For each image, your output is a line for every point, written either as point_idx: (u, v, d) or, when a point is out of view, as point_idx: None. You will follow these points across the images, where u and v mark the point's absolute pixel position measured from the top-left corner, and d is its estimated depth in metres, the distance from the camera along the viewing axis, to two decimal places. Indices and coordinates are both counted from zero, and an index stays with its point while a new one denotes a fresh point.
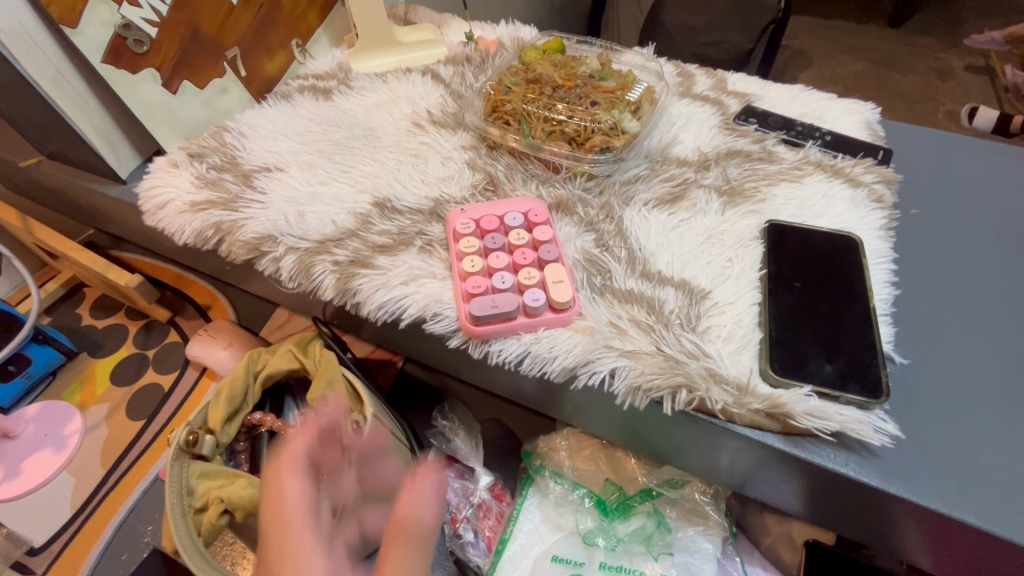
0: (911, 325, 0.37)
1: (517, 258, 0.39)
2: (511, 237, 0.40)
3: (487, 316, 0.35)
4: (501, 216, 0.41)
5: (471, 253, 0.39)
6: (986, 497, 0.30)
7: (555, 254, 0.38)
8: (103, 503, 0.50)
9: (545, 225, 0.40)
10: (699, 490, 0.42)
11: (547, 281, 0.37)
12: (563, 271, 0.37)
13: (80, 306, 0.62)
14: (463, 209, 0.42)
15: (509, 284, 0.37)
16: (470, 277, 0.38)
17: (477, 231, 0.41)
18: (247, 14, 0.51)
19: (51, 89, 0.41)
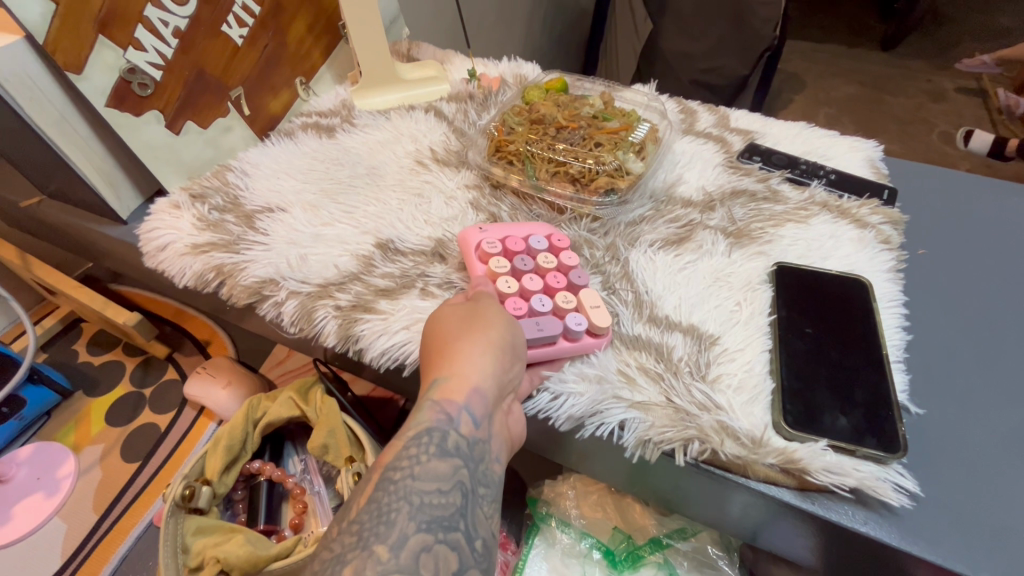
0: (925, 371, 0.37)
1: (551, 282, 0.38)
2: (539, 260, 0.39)
3: (532, 340, 0.34)
4: (525, 238, 0.41)
5: (503, 274, 0.38)
6: (1011, 557, 0.29)
7: (585, 279, 0.38)
8: (94, 552, 0.48)
9: (569, 251, 0.40)
10: (711, 543, 0.41)
11: (586, 304, 0.36)
12: (598, 296, 0.37)
13: (77, 342, 0.61)
14: (483, 227, 0.41)
15: (548, 307, 0.36)
16: (506, 299, 0.37)
17: (502, 252, 0.40)
18: (251, 55, 0.52)
19: (53, 133, 0.41)
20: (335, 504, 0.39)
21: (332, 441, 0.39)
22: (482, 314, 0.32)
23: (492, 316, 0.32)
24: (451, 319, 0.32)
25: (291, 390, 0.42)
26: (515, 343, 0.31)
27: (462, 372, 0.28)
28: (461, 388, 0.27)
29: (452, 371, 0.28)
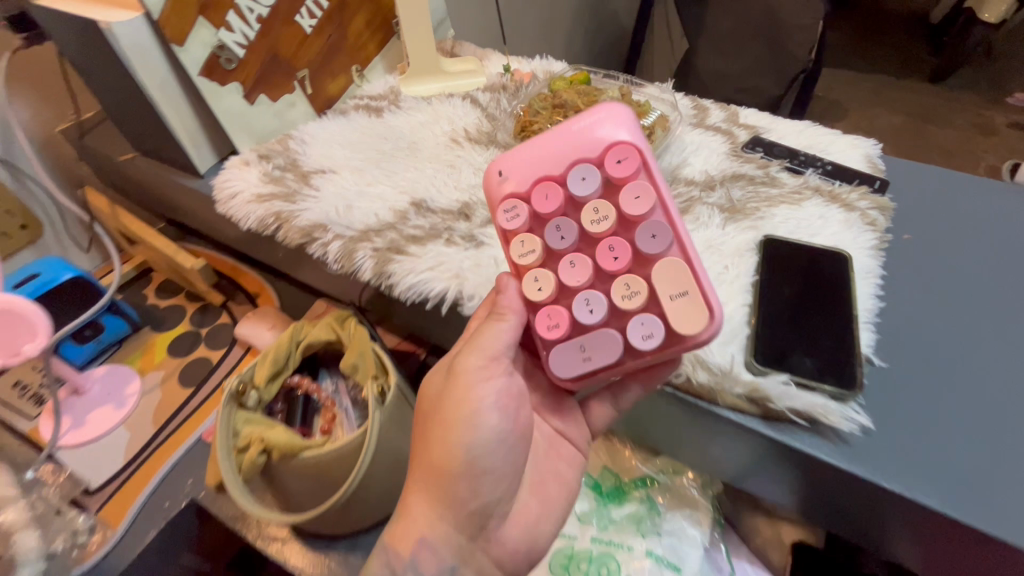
0: (894, 334, 0.40)
1: (602, 261, 0.35)
2: (586, 224, 0.36)
3: (586, 372, 0.36)
4: (565, 186, 0.37)
5: (533, 267, 0.37)
6: (949, 484, 0.32)
7: (659, 246, 0.34)
8: (152, 456, 0.55)
9: (631, 190, 0.35)
10: (689, 478, 0.45)
11: (660, 297, 0.34)
12: (679, 278, 0.33)
13: (147, 287, 0.70)
14: (503, 175, 0.38)
15: (600, 312, 0.35)
16: (542, 304, 0.36)
17: (531, 218, 0.37)
18: (318, 42, 0.60)
19: (155, 94, 0.50)
20: (360, 417, 0.46)
21: (361, 362, 0.45)
22: (443, 420, 0.36)
23: (452, 417, 0.35)
24: (421, 429, 0.37)
25: (329, 318, 0.48)
26: (469, 457, 0.35)
27: (409, 516, 0.35)
28: (405, 539, 0.35)
29: (404, 516, 0.36)
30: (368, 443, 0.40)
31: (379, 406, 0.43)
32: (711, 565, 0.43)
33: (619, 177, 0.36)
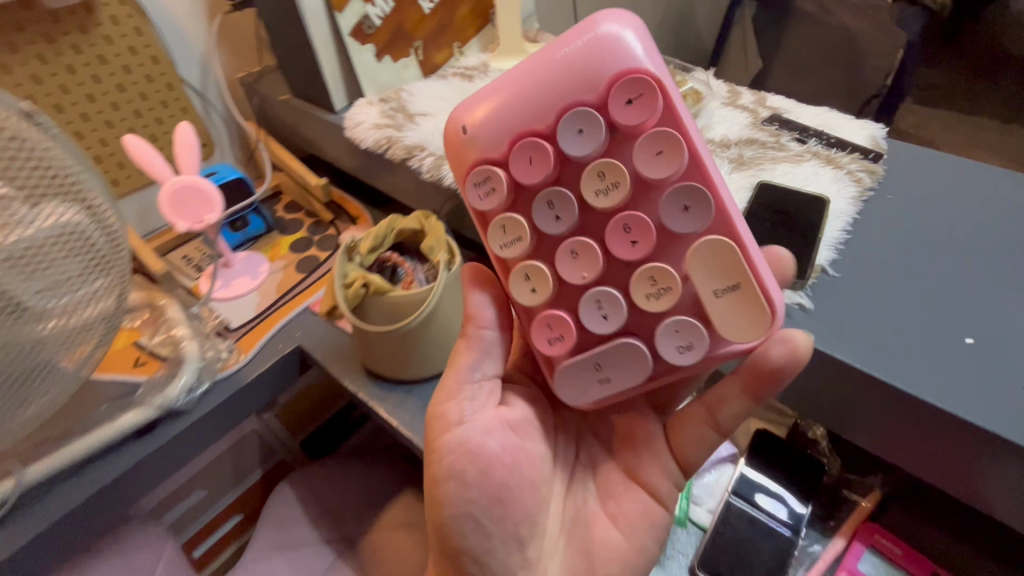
0: (851, 259, 0.50)
1: (615, 248, 0.44)
2: (594, 193, 0.43)
3: (625, 382, 0.44)
4: (559, 150, 0.43)
5: (525, 262, 0.45)
6: (861, 349, 0.44)
7: (682, 230, 0.42)
8: (274, 312, 0.74)
9: (642, 162, 0.42)
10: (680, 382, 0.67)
11: (706, 300, 0.42)
12: (721, 277, 0.41)
13: (276, 205, 0.90)
14: (474, 139, 0.46)
15: (616, 315, 0.43)
16: (552, 312, 0.45)
17: (512, 193, 0.45)
18: (432, 21, 0.78)
19: (317, 46, 0.69)
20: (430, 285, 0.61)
21: (437, 244, 0.61)
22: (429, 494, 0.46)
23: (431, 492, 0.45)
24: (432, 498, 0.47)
25: (418, 213, 0.64)
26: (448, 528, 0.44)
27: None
28: None
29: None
30: (435, 292, 0.56)
31: (446, 272, 0.58)
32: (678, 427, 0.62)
33: (626, 120, 0.42)
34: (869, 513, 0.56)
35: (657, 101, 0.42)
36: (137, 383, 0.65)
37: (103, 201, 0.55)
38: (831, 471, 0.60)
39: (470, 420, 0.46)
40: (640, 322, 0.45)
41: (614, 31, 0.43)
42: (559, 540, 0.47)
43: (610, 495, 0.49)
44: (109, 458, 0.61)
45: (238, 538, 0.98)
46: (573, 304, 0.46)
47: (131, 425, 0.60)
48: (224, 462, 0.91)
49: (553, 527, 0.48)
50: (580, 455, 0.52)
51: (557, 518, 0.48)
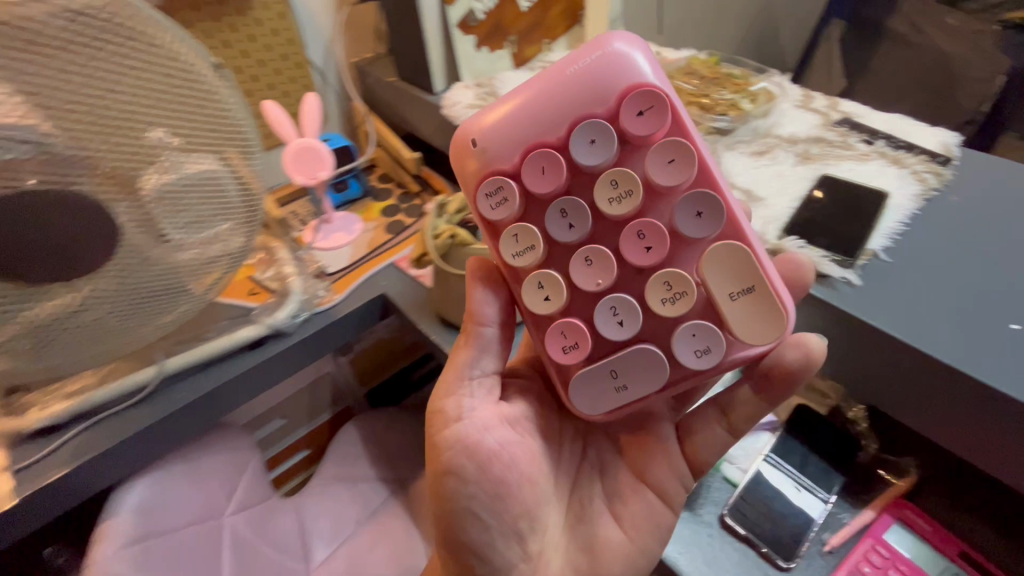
0: (907, 247, 0.53)
1: (629, 257, 0.48)
2: (609, 200, 0.48)
3: (640, 385, 0.48)
4: (572, 159, 0.48)
5: (538, 273, 0.49)
6: (904, 322, 0.47)
7: (695, 236, 0.47)
8: (366, 263, 0.84)
9: (654, 174, 0.47)
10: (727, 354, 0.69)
11: (721, 304, 0.46)
12: (735, 282, 0.46)
13: (372, 175, 1.01)
14: (485, 150, 0.50)
15: (632, 320, 0.48)
16: (569, 320, 0.49)
17: (524, 200, 0.50)
18: (528, 18, 0.87)
19: (428, 34, 0.80)
20: None
21: None
22: (432, 487, 0.51)
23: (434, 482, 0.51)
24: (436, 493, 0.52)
25: None
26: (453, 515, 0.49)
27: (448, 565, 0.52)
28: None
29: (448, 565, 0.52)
30: None
31: None
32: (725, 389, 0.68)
33: (636, 130, 0.47)
34: (903, 491, 0.59)
35: (666, 112, 0.47)
36: (251, 307, 0.77)
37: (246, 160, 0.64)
38: (867, 450, 0.61)
39: (471, 416, 0.51)
40: (657, 327, 0.49)
41: (621, 48, 0.48)
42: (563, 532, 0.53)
43: (619, 496, 0.54)
44: (227, 365, 0.73)
45: (304, 470, 1.09)
46: (584, 311, 0.50)
47: (248, 337, 0.72)
48: (302, 398, 1.03)
49: (553, 522, 0.53)
50: (589, 456, 0.56)
51: (557, 515, 0.53)
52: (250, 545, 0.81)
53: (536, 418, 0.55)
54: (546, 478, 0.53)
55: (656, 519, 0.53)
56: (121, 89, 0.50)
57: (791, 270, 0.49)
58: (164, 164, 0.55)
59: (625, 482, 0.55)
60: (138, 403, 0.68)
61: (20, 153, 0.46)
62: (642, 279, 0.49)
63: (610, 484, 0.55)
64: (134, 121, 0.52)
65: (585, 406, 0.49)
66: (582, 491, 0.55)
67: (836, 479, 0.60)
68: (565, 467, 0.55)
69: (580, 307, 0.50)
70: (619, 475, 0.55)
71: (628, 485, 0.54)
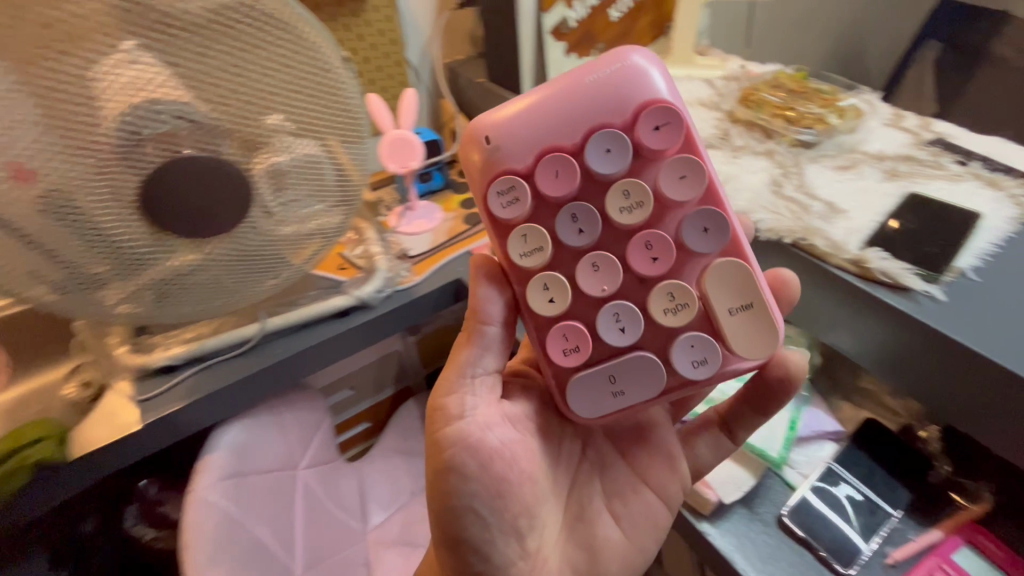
0: (998, 269, 0.52)
1: (635, 266, 0.51)
2: (620, 210, 0.50)
3: (637, 391, 0.51)
4: (586, 167, 0.50)
5: (544, 276, 0.51)
6: (989, 340, 0.47)
7: (699, 250, 0.50)
8: (444, 249, 0.90)
9: (664, 187, 0.50)
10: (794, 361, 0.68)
11: (719, 317, 0.50)
12: (733, 298, 0.50)
13: (453, 169, 1.08)
14: (500, 150, 0.51)
15: (633, 328, 0.51)
16: (571, 324, 0.52)
17: (535, 201, 0.51)
18: (617, 28, 0.91)
19: (522, 39, 0.85)
20: None
21: None
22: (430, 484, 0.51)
23: (434, 481, 0.50)
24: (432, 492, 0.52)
25: None
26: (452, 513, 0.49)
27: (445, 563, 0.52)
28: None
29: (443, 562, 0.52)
30: None
31: None
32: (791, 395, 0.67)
33: (650, 143, 0.50)
34: (976, 517, 0.58)
35: (679, 129, 0.49)
36: (340, 281, 0.84)
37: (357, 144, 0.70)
38: (938, 471, 0.61)
39: (474, 416, 0.51)
40: (655, 335, 0.52)
41: (640, 63, 0.51)
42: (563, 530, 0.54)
43: (619, 496, 0.56)
44: (316, 329, 0.80)
45: (364, 441, 1.17)
46: (585, 314, 0.52)
47: (337, 305, 0.80)
48: (370, 371, 1.10)
49: (552, 521, 0.54)
50: (589, 457, 0.58)
51: (557, 514, 0.54)
52: (319, 499, 0.88)
53: (537, 417, 0.56)
54: (547, 476, 0.54)
55: (653, 518, 0.57)
56: (256, 78, 0.57)
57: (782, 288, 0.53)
58: (277, 145, 0.63)
59: (627, 482, 0.57)
60: (240, 354, 0.76)
61: (173, 127, 0.54)
62: (644, 288, 0.52)
63: (610, 485, 0.57)
64: (259, 106, 0.59)
65: (584, 409, 0.51)
66: (584, 490, 0.56)
67: (901, 495, 0.61)
68: (565, 467, 0.56)
69: (582, 311, 0.52)
70: (619, 476, 0.57)
71: (630, 485, 0.57)
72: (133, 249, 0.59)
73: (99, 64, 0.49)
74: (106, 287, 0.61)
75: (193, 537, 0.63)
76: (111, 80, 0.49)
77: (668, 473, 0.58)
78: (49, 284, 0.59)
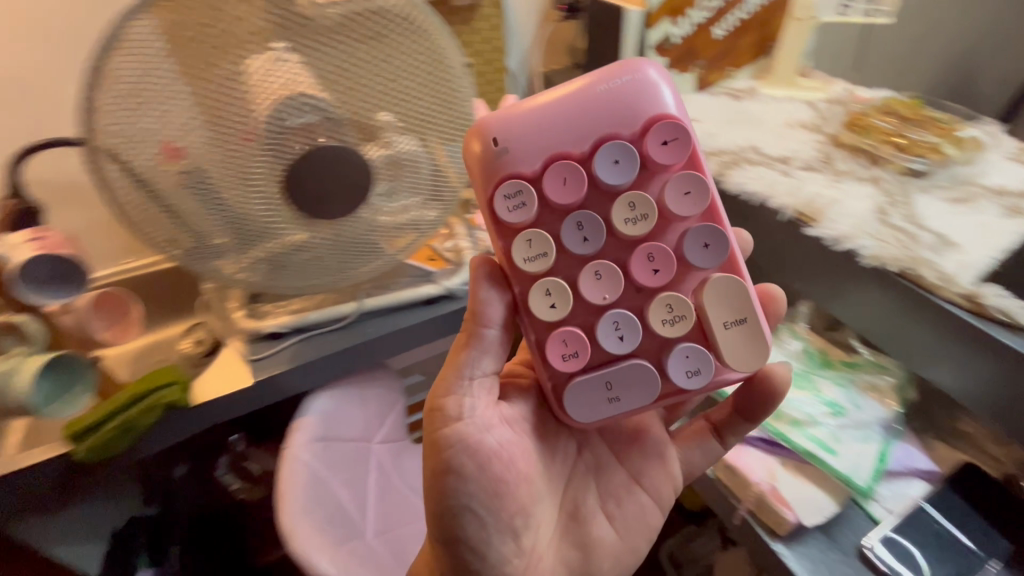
0: None
1: (635, 277, 0.52)
2: (627, 221, 0.51)
3: (632, 398, 0.52)
4: (593, 177, 0.51)
5: (548, 281, 0.52)
6: None
7: (697, 263, 0.52)
8: None
9: (668, 202, 0.52)
10: (887, 395, 0.66)
11: (712, 330, 0.52)
12: (729, 311, 0.52)
13: None
14: (509, 153, 0.51)
15: (631, 337, 0.52)
16: (570, 329, 0.53)
17: (541, 206, 0.52)
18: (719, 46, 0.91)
19: (624, 53, 0.87)
20: None
21: None
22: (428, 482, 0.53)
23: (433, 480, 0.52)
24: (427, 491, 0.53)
25: None
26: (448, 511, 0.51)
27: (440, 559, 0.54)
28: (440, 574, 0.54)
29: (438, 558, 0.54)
30: None
31: None
32: (883, 427, 0.64)
33: (659, 157, 0.51)
34: None
35: (687, 147, 0.51)
36: (430, 271, 0.89)
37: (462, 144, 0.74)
38: None
39: (473, 416, 0.52)
40: (651, 343, 0.54)
41: (651, 77, 0.52)
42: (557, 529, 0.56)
43: (613, 498, 0.58)
44: (404, 313, 0.86)
45: None
46: (584, 320, 0.54)
47: (427, 293, 0.86)
48: (442, 360, 1.16)
49: (546, 520, 0.56)
50: (585, 460, 0.59)
51: (552, 512, 0.56)
52: (389, 474, 0.94)
53: (533, 417, 0.57)
54: (543, 475, 0.56)
55: (645, 519, 0.59)
56: (377, 81, 0.64)
57: (769, 303, 0.57)
58: (383, 141, 0.69)
59: (621, 483, 0.59)
60: (336, 329, 0.83)
61: (312, 119, 0.61)
62: (642, 297, 0.54)
63: (604, 485, 0.59)
64: (375, 105, 0.66)
65: (579, 413, 0.53)
66: (579, 489, 0.58)
67: (1001, 544, 0.57)
68: (560, 467, 0.58)
69: (581, 317, 0.54)
70: (614, 478, 0.59)
71: (623, 486, 0.59)
72: (256, 223, 0.66)
73: (256, 59, 0.57)
74: (224, 257, 0.69)
75: (288, 487, 0.70)
76: (264, 75, 0.57)
77: (663, 479, 0.60)
78: (178, 250, 0.67)
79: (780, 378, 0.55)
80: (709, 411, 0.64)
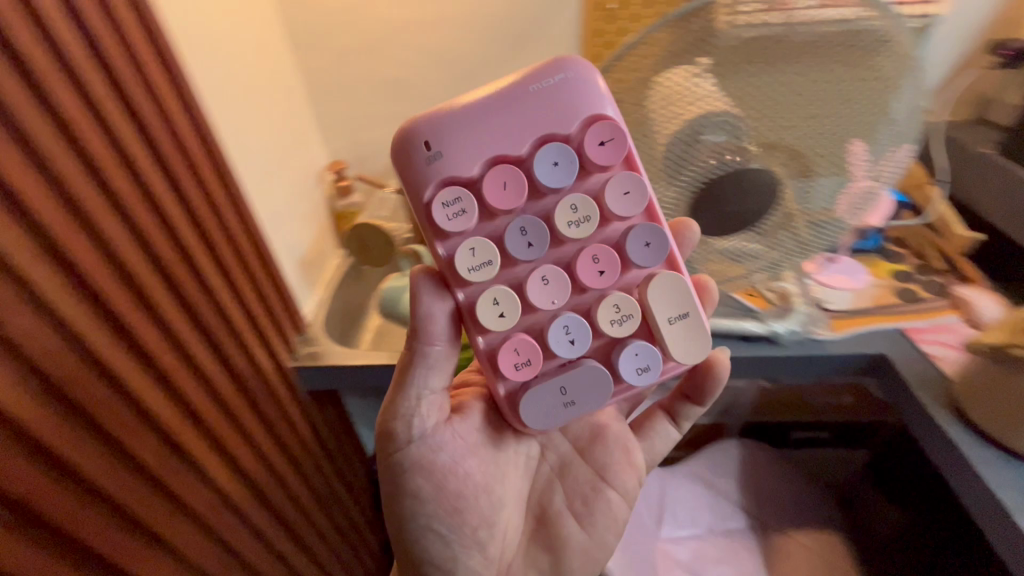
0: None
1: (581, 276, 0.49)
2: (573, 225, 0.48)
3: (580, 398, 0.50)
4: (530, 181, 0.47)
5: (494, 289, 0.48)
6: None
7: (640, 260, 0.50)
8: (869, 315, 0.82)
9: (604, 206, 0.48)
10: None
11: (656, 325, 0.50)
12: (672, 301, 0.50)
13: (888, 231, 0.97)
14: (439, 155, 0.46)
15: (581, 336, 0.50)
16: (520, 337, 0.50)
17: (480, 210, 0.48)
18: None
19: None
20: None
21: None
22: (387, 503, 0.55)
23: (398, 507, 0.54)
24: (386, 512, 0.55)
25: None
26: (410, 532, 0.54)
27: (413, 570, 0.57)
28: None
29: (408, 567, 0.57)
30: None
31: None
32: None
33: (596, 159, 0.47)
34: None
35: (625, 146, 0.48)
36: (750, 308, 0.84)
37: (858, 187, 0.66)
38: None
39: (423, 437, 0.52)
40: (602, 346, 0.52)
41: (575, 73, 0.47)
42: (528, 527, 0.59)
43: (583, 499, 0.59)
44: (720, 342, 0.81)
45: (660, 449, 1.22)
46: (537, 325, 0.51)
47: (749, 329, 0.79)
48: None
49: (514, 521, 0.58)
50: (546, 462, 0.61)
51: (518, 517, 0.58)
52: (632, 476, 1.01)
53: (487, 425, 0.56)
54: (505, 478, 0.57)
55: (614, 514, 0.60)
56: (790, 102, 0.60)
57: (702, 295, 0.58)
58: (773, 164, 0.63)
59: (586, 481, 0.59)
60: None
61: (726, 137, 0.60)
62: (589, 297, 0.51)
63: (572, 485, 0.60)
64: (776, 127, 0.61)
65: (532, 418, 0.50)
66: (544, 491, 0.60)
67: None
68: (525, 467, 0.59)
69: (531, 321, 0.51)
70: (579, 478, 0.60)
71: (590, 484, 0.59)
72: None
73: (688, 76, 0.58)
74: None
75: None
76: (681, 90, 0.58)
77: (624, 481, 0.60)
78: None
79: (722, 362, 0.58)
80: (662, 399, 0.66)
